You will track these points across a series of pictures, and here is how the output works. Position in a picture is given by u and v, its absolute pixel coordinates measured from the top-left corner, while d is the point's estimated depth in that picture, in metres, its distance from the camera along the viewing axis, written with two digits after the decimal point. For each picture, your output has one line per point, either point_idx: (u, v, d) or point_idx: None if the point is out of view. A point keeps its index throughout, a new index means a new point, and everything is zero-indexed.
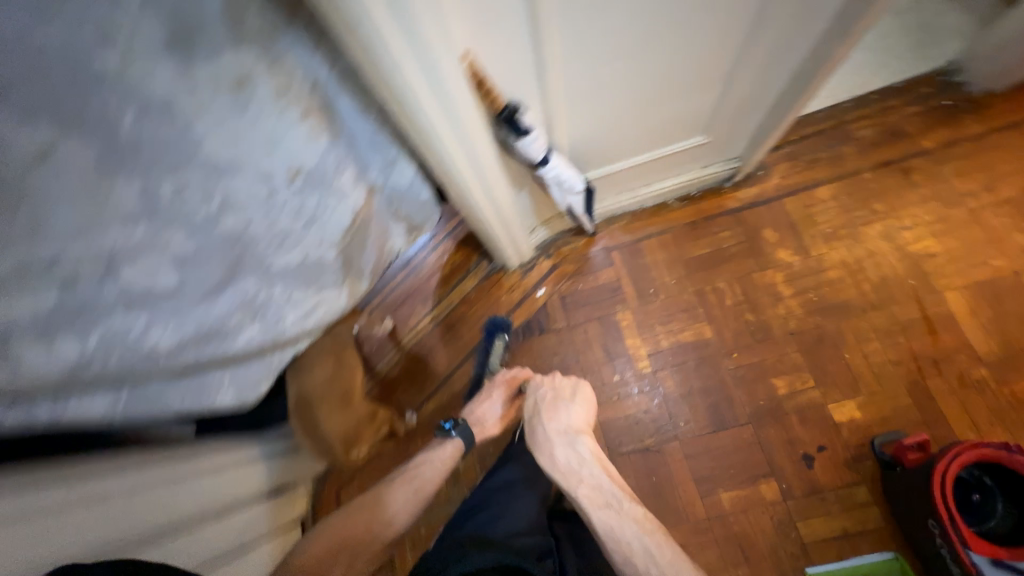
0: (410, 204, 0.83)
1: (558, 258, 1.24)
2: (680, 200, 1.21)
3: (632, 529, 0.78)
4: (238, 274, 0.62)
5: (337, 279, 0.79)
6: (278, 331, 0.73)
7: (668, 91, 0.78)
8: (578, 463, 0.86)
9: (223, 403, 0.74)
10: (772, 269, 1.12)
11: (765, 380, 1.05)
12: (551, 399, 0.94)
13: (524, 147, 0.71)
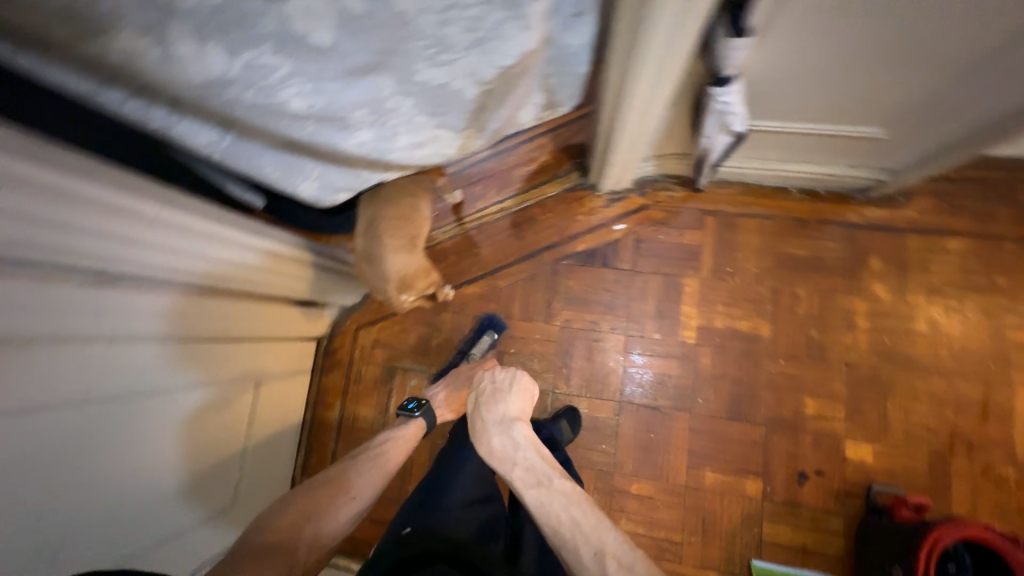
0: (563, 77, 0.75)
1: (650, 199, 1.16)
2: (802, 193, 1.11)
3: (561, 501, 0.77)
4: (383, 66, 0.57)
5: (460, 124, 0.73)
6: (385, 149, 0.70)
7: (902, 61, 0.66)
8: (511, 448, 0.86)
9: (303, 192, 0.77)
10: (859, 298, 1.06)
11: (798, 395, 1.04)
12: (490, 390, 0.95)
13: (730, 51, 0.61)
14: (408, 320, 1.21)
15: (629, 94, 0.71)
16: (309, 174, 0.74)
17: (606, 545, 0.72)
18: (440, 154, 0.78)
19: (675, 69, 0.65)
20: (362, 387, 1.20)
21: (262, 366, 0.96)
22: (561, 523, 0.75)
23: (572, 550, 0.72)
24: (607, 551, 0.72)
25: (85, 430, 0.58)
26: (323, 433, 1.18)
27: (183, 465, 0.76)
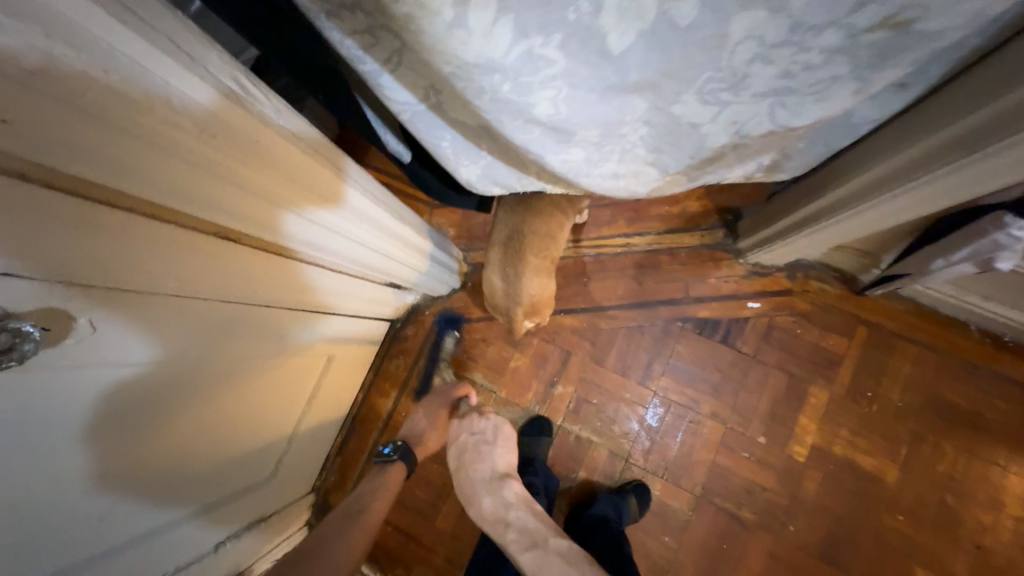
0: (809, 149, 0.61)
1: (799, 286, 1.01)
2: (984, 334, 0.94)
3: (558, 564, 0.70)
4: (653, 88, 0.44)
5: (675, 168, 0.59)
6: (582, 172, 0.58)
7: None
8: (503, 507, 0.80)
9: (462, 176, 0.67)
10: (1017, 477, 0.89)
11: (908, 560, 0.90)
12: (473, 447, 0.89)
13: None
14: (491, 332, 1.11)
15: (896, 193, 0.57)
16: (477, 164, 0.63)
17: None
18: (629, 191, 0.64)
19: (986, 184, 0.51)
20: (423, 386, 1.11)
21: (339, 343, 0.90)
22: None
23: None
24: None
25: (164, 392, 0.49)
26: (371, 420, 1.11)
27: (245, 432, 0.70)
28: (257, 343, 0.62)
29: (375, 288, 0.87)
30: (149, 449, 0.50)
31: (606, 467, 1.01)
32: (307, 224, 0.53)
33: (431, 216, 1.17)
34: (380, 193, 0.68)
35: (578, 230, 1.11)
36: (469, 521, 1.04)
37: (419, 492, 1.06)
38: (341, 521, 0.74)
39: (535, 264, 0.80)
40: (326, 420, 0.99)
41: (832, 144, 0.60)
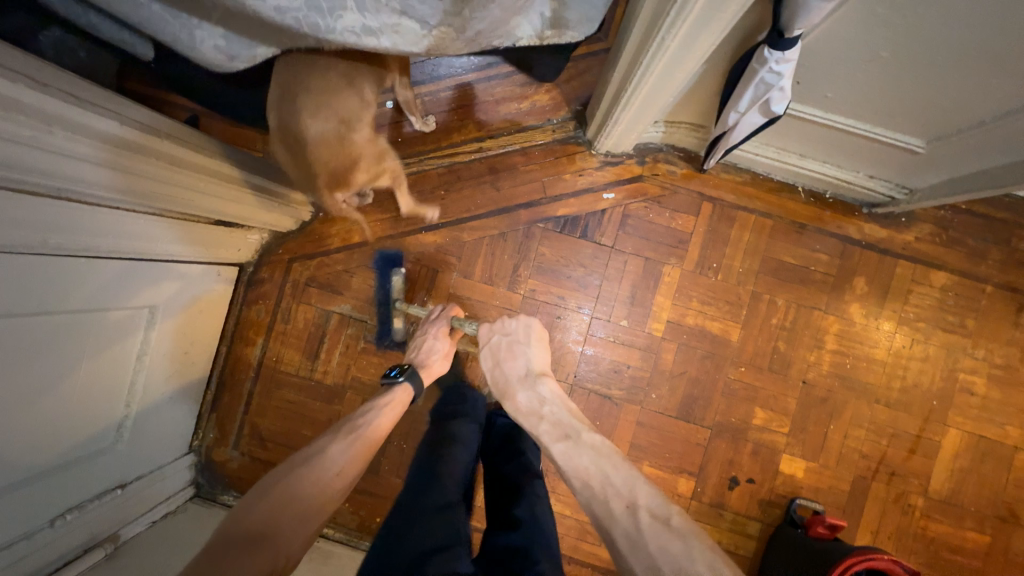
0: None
1: (648, 170, 1.02)
2: (809, 194, 1.01)
3: (589, 454, 0.67)
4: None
5: (432, 17, 0.57)
6: (323, 28, 0.54)
7: (970, 64, 0.56)
8: (538, 404, 0.77)
9: (206, 57, 0.62)
10: (835, 317, 1.01)
11: (750, 404, 1.02)
12: (505, 344, 0.86)
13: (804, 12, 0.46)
14: (352, 262, 1.05)
15: (665, 33, 0.55)
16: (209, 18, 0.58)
17: (640, 499, 0.61)
18: (401, 51, 0.61)
19: (733, 13, 0.51)
20: (289, 327, 1.05)
21: (169, 292, 0.83)
22: (591, 480, 0.65)
23: (602, 504, 0.62)
24: (639, 504, 0.60)
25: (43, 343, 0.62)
26: (240, 371, 1.05)
27: (124, 384, 0.80)
28: (127, 297, 0.75)
29: (179, 226, 0.80)
30: (44, 388, 0.64)
31: None
32: (136, 181, 0.64)
33: (264, 143, 1.04)
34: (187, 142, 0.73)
35: (427, 140, 1.03)
36: None
37: (305, 431, 1.05)
38: (344, 433, 0.75)
39: (324, 123, 0.79)
40: (179, 371, 0.93)
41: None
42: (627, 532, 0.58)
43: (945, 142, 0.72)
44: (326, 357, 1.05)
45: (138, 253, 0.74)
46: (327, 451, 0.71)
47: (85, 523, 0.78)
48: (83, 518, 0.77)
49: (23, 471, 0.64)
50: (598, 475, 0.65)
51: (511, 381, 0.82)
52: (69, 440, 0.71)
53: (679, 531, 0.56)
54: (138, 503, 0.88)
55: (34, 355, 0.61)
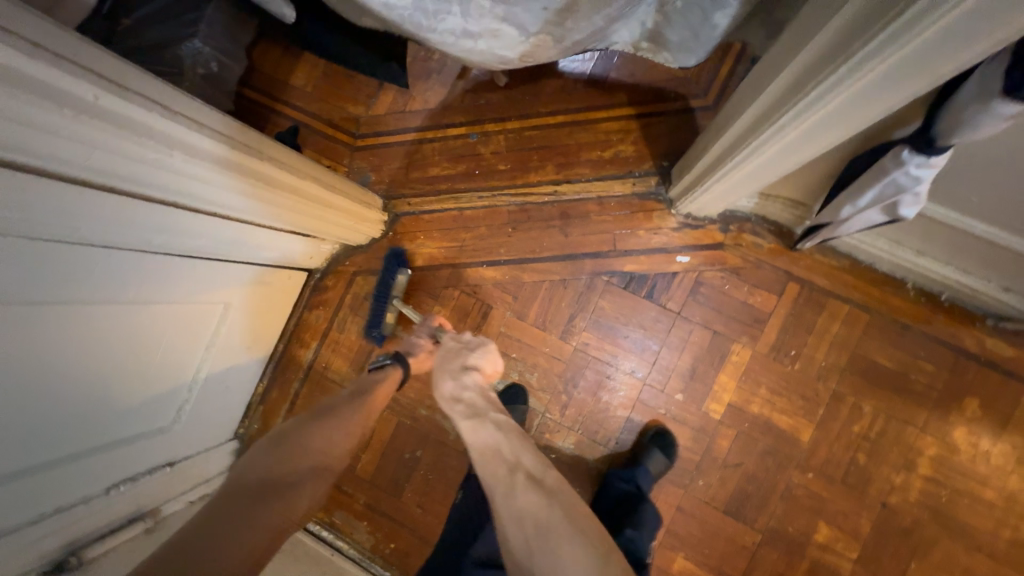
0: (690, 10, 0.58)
1: (731, 239, 0.95)
2: (920, 293, 0.88)
3: (494, 432, 0.70)
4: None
5: (533, 26, 0.54)
6: (425, 26, 0.55)
7: None
8: (460, 390, 0.76)
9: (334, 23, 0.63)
10: (933, 438, 0.87)
11: (813, 517, 0.89)
12: (453, 348, 0.80)
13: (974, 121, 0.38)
14: (411, 285, 1.06)
15: (786, 119, 0.51)
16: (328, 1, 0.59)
17: (522, 462, 0.67)
18: (496, 56, 0.59)
19: (881, 108, 0.44)
20: (342, 337, 1.08)
21: (241, 294, 0.89)
22: (486, 450, 0.69)
23: (486, 466, 0.68)
24: (519, 466, 0.67)
25: (128, 330, 0.67)
26: (291, 370, 1.10)
27: (188, 371, 0.85)
28: (206, 294, 0.80)
29: (265, 234, 0.83)
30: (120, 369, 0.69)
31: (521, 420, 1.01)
32: (231, 194, 0.66)
33: (351, 159, 1.09)
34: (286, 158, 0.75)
35: (504, 178, 1.03)
36: (389, 470, 1.04)
37: None
38: (349, 399, 0.76)
39: None
40: (239, 364, 0.98)
41: (709, 14, 0.57)
42: (505, 493, 0.65)
43: None
44: None
45: (218, 255, 0.78)
46: (336, 412, 0.73)
47: (136, 494, 0.83)
48: (135, 490, 0.82)
49: (88, 442, 0.69)
50: (492, 464, 0.68)
51: (443, 369, 0.78)
52: (134, 417, 0.77)
53: (549, 491, 0.64)
54: (183, 480, 0.94)
55: (121, 335, 0.66)
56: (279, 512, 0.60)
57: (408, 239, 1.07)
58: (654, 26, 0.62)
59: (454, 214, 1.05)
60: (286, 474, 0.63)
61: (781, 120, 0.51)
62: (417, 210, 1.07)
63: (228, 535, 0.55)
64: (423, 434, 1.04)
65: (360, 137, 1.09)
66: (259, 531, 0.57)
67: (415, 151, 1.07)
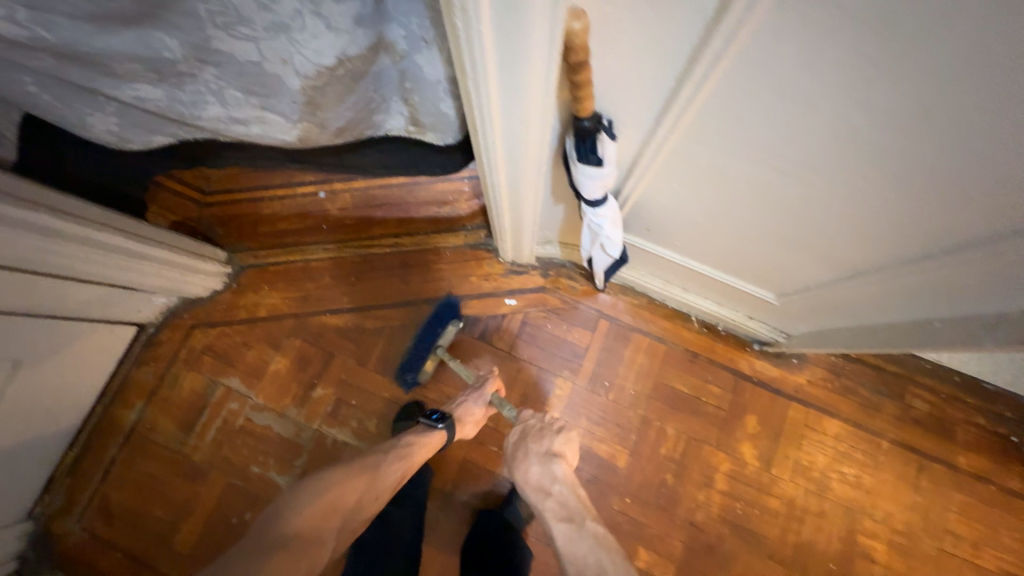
0: (425, 100, 0.66)
1: (551, 283, 1.07)
2: (702, 325, 1.03)
3: (590, 545, 0.72)
4: (162, 25, 0.52)
5: (293, 114, 0.64)
6: (190, 116, 0.65)
7: (772, 230, 0.59)
8: (548, 482, 0.78)
9: (100, 135, 0.69)
10: (725, 454, 0.97)
11: (633, 542, 0.94)
12: (536, 427, 0.84)
13: (580, 174, 0.51)
14: (253, 335, 1.06)
15: (494, 178, 0.63)
16: (105, 109, 0.65)
17: None
18: (274, 137, 0.69)
19: (534, 170, 0.57)
20: (172, 395, 1.03)
21: (56, 355, 0.86)
22: (587, 569, 0.70)
23: None
24: None
25: None
26: (109, 436, 1.01)
27: None
28: None
29: (86, 290, 0.84)
30: None
31: None
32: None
33: (199, 213, 1.10)
34: (84, 212, 0.78)
35: (349, 232, 1.10)
36: (211, 540, 0.96)
37: (157, 512, 0.98)
38: (379, 459, 0.77)
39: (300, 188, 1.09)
40: (33, 430, 0.88)
41: (437, 103, 0.66)
42: None
43: (806, 301, 0.73)
44: (201, 430, 1.01)
45: (34, 311, 0.78)
46: (378, 468, 0.76)
47: None
48: None
49: None
50: None
51: (531, 457, 0.81)
52: None
53: None
54: None
55: None
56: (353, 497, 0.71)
57: (252, 290, 1.08)
58: (410, 113, 0.70)
59: (300, 266, 1.10)
60: (313, 530, 0.65)
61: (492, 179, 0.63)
62: (263, 261, 1.10)
63: (305, 550, 0.63)
64: (254, 493, 0.98)
65: (209, 194, 1.10)
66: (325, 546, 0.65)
67: (264, 207, 1.09)
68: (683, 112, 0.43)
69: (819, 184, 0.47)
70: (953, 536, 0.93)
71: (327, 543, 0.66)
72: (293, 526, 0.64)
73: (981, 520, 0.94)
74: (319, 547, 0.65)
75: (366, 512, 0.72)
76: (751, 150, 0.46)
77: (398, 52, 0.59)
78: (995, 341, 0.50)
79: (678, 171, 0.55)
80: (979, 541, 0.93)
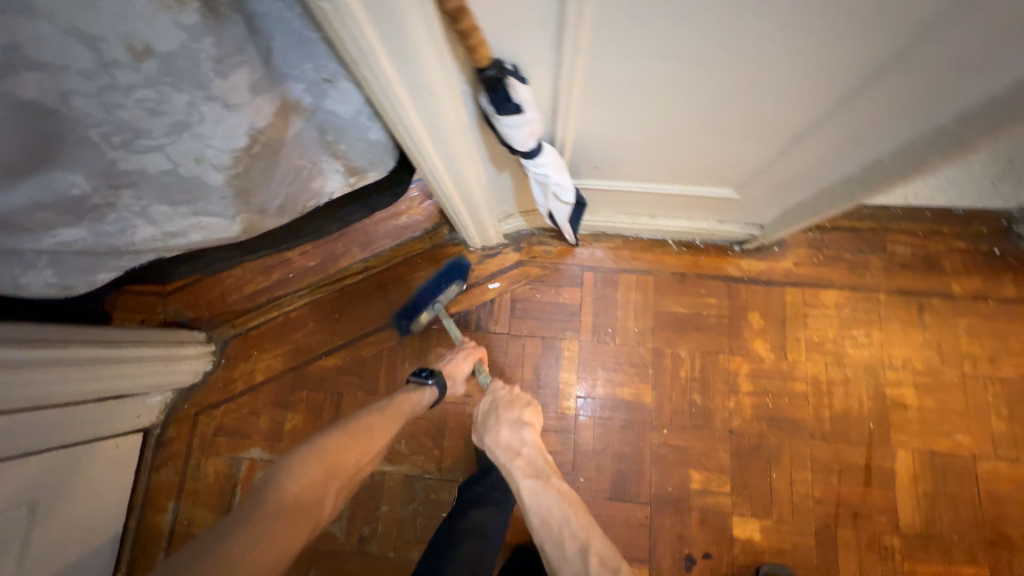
0: (354, 142, 0.62)
1: (526, 255, 1.07)
2: (681, 245, 1.05)
3: (556, 499, 0.79)
4: (59, 163, 0.46)
5: (228, 210, 0.61)
6: (124, 246, 0.59)
7: (709, 121, 0.59)
8: (518, 442, 0.86)
9: (39, 292, 0.61)
10: (741, 357, 0.99)
11: (684, 468, 0.95)
12: (505, 397, 0.91)
13: (504, 129, 0.51)
14: (257, 402, 1.05)
15: (428, 167, 0.63)
16: (36, 265, 0.57)
17: (592, 544, 0.74)
18: (218, 236, 0.65)
19: (458, 142, 0.57)
20: (199, 485, 1.01)
21: (70, 493, 0.83)
22: (553, 521, 0.77)
23: (558, 544, 0.75)
24: (590, 548, 0.73)
25: None
26: (152, 545, 0.99)
27: None
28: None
29: (66, 413, 0.81)
30: None
31: (403, 493, 0.99)
32: None
33: (166, 304, 1.07)
34: (48, 334, 0.75)
35: (318, 272, 1.09)
36: None
37: None
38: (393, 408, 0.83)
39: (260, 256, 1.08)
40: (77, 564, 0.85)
41: (365, 135, 0.61)
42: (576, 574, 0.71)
43: (766, 183, 0.74)
44: None
45: (29, 451, 0.75)
46: (385, 414, 0.81)
47: None
48: None
49: None
50: (557, 532, 0.76)
51: (501, 423, 0.87)
52: None
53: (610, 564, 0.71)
54: None
55: None
56: (375, 441, 0.77)
57: (243, 358, 1.07)
58: (346, 165, 0.66)
59: (281, 320, 1.08)
60: (352, 462, 0.72)
61: (426, 168, 0.63)
62: (243, 327, 1.08)
63: (310, 517, 0.63)
64: (310, 550, 0.97)
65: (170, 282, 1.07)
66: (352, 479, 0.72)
67: (228, 276, 1.08)
68: (573, 31, 0.43)
69: (733, 58, 0.47)
70: (971, 359, 0.97)
71: (332, 495, 0.68)
72: (338, 453, 0.70)
73: (988, 335, 0.98)
74: (325, 504, 0.66)
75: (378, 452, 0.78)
76: (656, 45, 0.46)
77: (305, 108, 0.54)
78: (939, 151, 0.54)
79: (599, 95, 0.55)
80: (994, 354, 0.97)
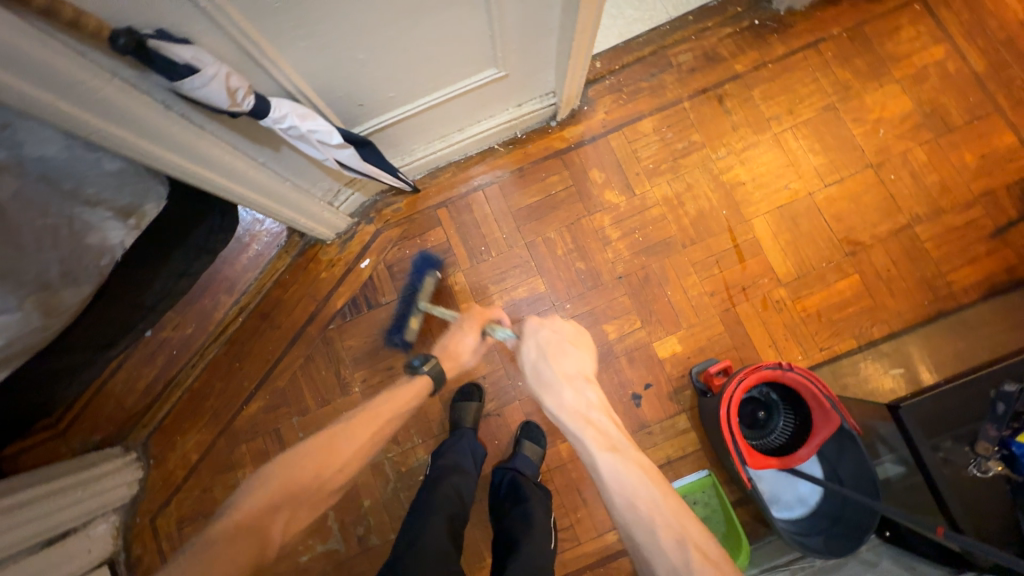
0: (92, 178, 0.63)
1: (379, 222, 1.10)
2: (506, 145, 1.10)
3: (637, 472, 0.64)
4: None
5: (8, 301, 0.58)
6: None
7: (402, 9, 0.62)
8: (581, 404, 0.71)
9: None
10: (600, 213, 1.07)
11: (597, 327, 1.03)
12: (558, 346, 0.77)
13: (191, 88, 0.54)
14: (204, 479, 1.04)
15: (184, 172, 0.63)
16: None
17: (688, 532, 0.59)
18: (26, 332, 0.61)
19: (179, 130, 0.58)
20: None
21: None
22: (636, 500, 0.62)
23: (648, 532, 0.60)
24: (689, 538, 0.58)
25: None
26: None
27: None
28: None
29: None
30: None
31: (377, 480, 1.02)
32: None
33: (69, 442, 1.01)
34: None
35: (198, 335, 1.07)
36: None
37: None
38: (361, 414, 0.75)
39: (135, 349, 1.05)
40: None
41: (97, 164, 0.63)
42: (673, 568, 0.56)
43: (512, 45, 0.78)
44: None
45: None
46: (357, 417, 0.75)
47: None
48: None
49: None
50: (642, 512, 0.61)
51: (560, 379, 0.73)
52: None
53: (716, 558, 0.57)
54: None
55: None
56: (341, 446, 0.70)
57: (170, 449, 1.05)
58: (112, 208, 0.66)
59: (185, 396, 1.06)
60: (312, 473, 0.66)
61: (184, 174, 0.63)
62: (155, 422, 1.05)
63: (258, 540, 0.58)
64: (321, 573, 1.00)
65: (59, 420, 1.01)
66: (317, 489, 0.66)
67: (113, 384, 1.05)
68: None
69: None
70: (775, 118, 1.08)
71: (281, 518, 0.62)
72: (281, 469, 0.65)
73: (781, 93, 1.09)
74: (271, 528, 0.60)
75: (354, 458, 0.71)
76: None
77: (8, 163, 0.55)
78: None
79: (282, 27, 0.56)
80: (791, 106, 1.09)
